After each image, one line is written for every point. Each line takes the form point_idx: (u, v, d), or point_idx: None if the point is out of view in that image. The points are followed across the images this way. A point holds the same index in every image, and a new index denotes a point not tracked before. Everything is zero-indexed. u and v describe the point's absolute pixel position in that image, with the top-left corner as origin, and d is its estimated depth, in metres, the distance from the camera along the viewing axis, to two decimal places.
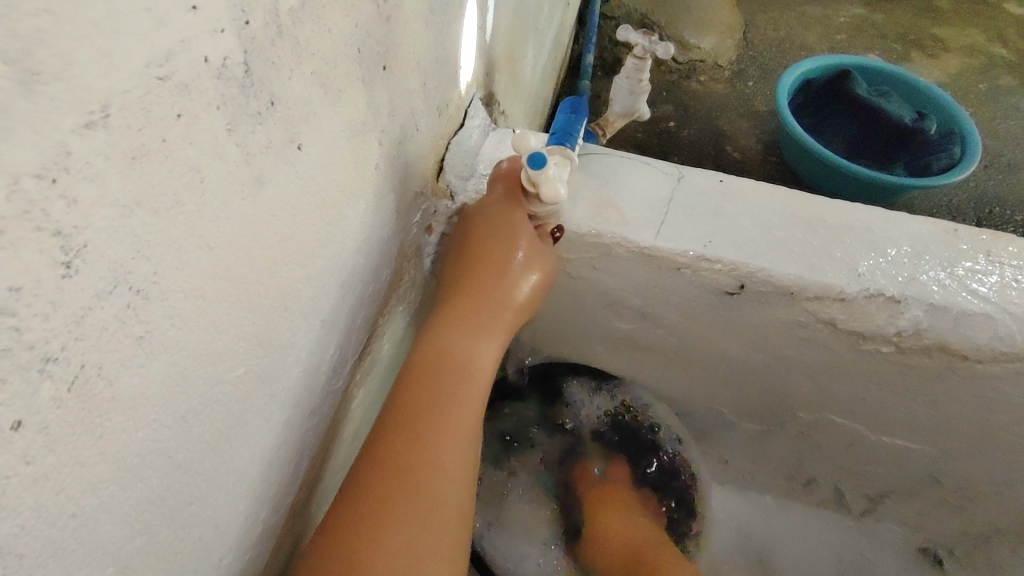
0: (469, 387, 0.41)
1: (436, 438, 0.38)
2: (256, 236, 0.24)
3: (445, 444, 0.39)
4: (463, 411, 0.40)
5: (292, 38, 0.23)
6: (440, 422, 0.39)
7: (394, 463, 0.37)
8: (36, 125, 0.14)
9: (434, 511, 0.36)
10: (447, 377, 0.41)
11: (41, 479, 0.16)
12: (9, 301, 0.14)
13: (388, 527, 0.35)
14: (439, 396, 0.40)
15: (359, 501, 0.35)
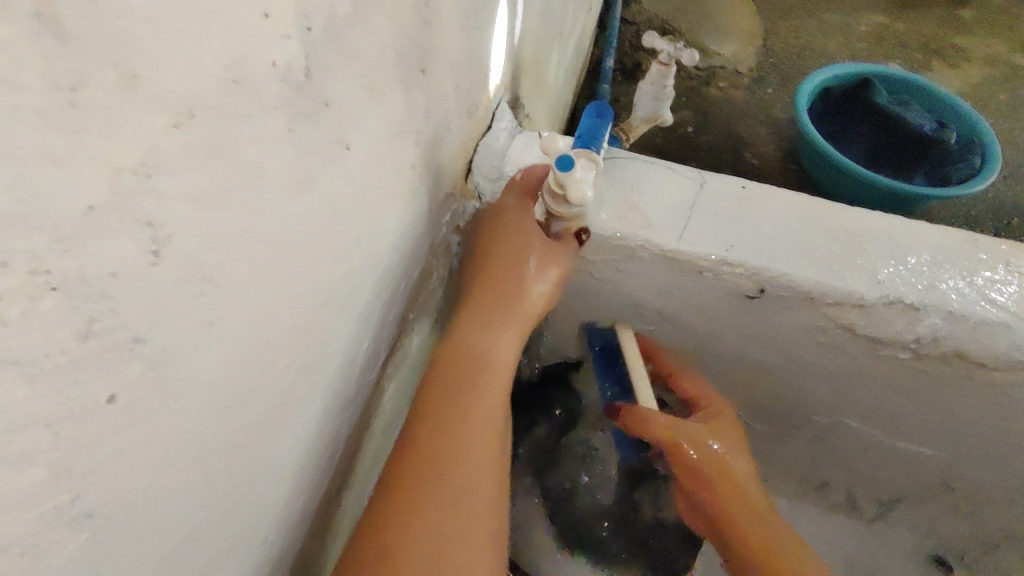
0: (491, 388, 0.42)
1: (460, 437, 0.39)
2: (308, 231, 0.25)
3: (472, 443, 0.39)
4: (487, 412, 0.41)
5: (345, 43, 0.25)
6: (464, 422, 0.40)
7: (424, 462, 0.38)
8: (135, 124, 0.15)
9: (462, 497, 0.37)
10: (468, 370, 0.42)
11: (124, 450, 0.18)
12: (109, 285, 0.16)
13: (419, 515, 0.36)
14: (461, 397, 0.41)
15: (390, 495, 0.37)
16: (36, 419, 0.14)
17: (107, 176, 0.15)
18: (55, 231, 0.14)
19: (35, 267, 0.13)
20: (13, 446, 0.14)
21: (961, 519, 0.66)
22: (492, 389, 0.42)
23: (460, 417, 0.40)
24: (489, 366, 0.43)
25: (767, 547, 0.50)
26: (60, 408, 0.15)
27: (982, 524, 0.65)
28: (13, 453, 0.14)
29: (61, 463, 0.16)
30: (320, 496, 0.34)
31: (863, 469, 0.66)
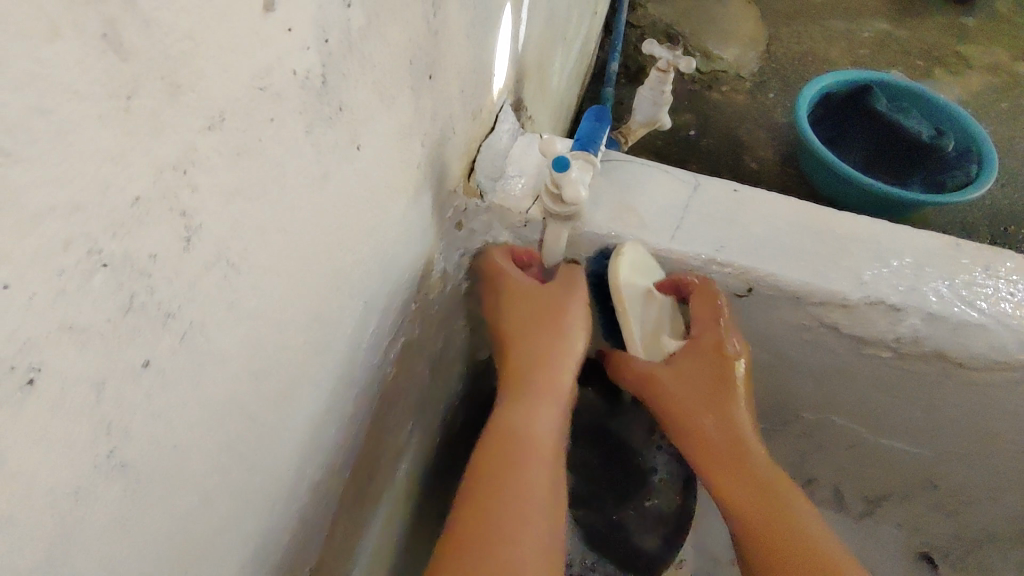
0: (533, 438, 0.47)
1: (508, 483, 0.44)
2: (320, 223, 0.28)
3: (526, 502, 0.43)
4: (534, 458, 0.46)
5: (358, 52, 0.27)
6: (511, 471, 0.44)
7: (479, 512, 0.42)
8: (176, 127, 0.18)
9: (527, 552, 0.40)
10: (520, 441, 0.46)
11: (156, 412, 0.20)
12: (149, 265, 0.18)
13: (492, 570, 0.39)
14: (504, 451, 0.45)
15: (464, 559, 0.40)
16: (85, 379, 0.17)
17: (151, 171, 0.17)
18: (107, 217, 0.16)
19: (90, 247, 0.16)
20: (66, 400, 0.16)
21: (945, 517, 0.68)
22: (535, 438, 0.47)
23: (506, 468, 0.44)
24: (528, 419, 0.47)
25: (759, 504, 0.48)
26: (106, 370, 0.17)
27: (965, 523, 0.67)
28: (66, 406, 0.16)
29: (103, 419, 0.18)
30: (327, 473, 0.37)
31: (851, 466, 0.68)
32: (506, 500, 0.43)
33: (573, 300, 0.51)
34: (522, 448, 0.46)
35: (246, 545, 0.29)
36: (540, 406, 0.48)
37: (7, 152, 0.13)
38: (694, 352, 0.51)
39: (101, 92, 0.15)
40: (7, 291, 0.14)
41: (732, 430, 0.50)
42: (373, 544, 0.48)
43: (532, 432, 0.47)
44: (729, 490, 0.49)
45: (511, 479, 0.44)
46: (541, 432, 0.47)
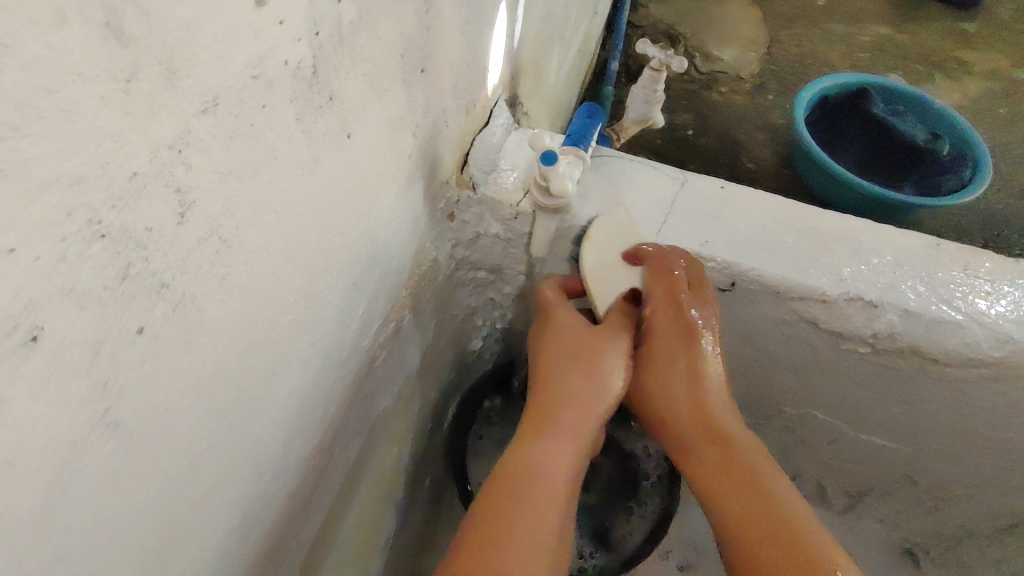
0: (553, 474, 0.47)
1: (521, 516, 0.44)
2: (310, 206, 0.29)
3: (529, 526, 0.44)
4: (548, 490, 0.46)
5: (350, 45, 0.28)
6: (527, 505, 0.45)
7: (486, 535, 0.43)
8: (172, 109, 0.19)
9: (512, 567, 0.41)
10: (532, 465, 0.47)
11: (149, 375, 0.21)
12: (144, 238, 0.19)
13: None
14: (527, 482, 0.46)
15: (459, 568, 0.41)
16: (83, 339, 0.18)
17: (147, 149, 0.19)
18: (106, 189, 0.17)
19: (90, 218, 0.17)
20: (66, 357, 0.18)
21: (925, 514, 0.69)
22: (556, 475, 0.47)
23: (521, 499, 0.45)
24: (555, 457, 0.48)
25: (732, 489, 0.48)
26: (103, 332, 0.19)
27: (945, 520, 0.68)
28: (66, 363, 0.18)
29: (100, 378, 0.19)
30: (316, 449, 0.38)
31: (833, 461, 0.69)
32: (514, 531, 0.43)
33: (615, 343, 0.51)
34: (543, 483, 0.46)
35: (234, 511, 0.30)
36: (566, 445, 0.48)
37: (15, 126, 0.15)
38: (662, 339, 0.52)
39: (102, 75, 0.16)
40: (14, 254, 0.15)
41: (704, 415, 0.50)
42: (360, 522, 0.49)
43: (554, 469, 0.47)
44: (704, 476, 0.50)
45: (523, 513, 0.44)
46: (561, 470, 0.47)
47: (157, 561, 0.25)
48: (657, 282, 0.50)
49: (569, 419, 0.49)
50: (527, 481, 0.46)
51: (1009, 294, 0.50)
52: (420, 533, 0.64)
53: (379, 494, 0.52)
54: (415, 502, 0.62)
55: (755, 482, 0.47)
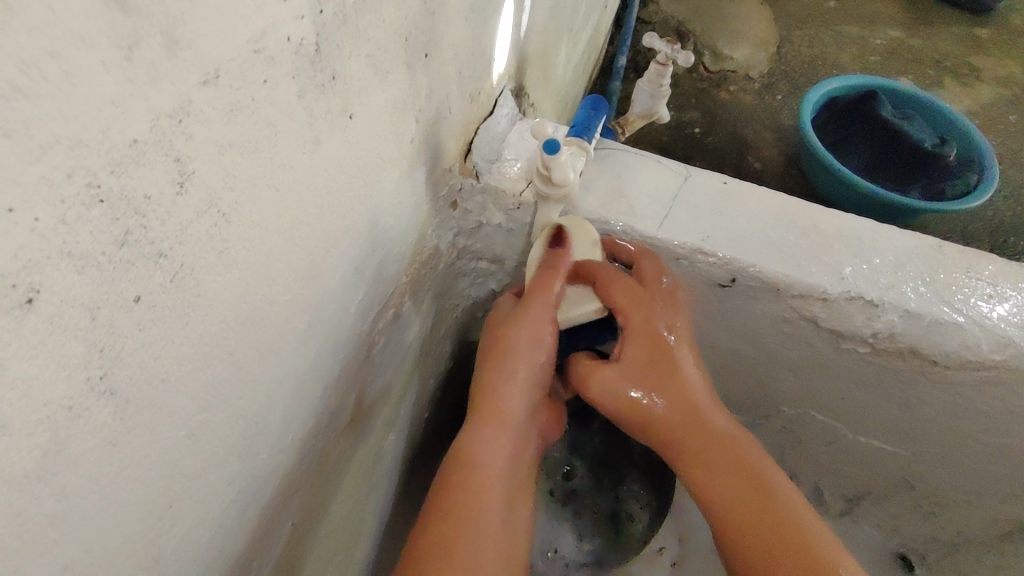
0: (484, 464, 0.48)
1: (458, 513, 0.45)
2: (310, 185, 0.29)
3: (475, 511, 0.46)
4: (479, 480, 0.47)
5: (353, 26, 0.28)
6: (457, 496, 0.46)
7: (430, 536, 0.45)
8: (173, 79, 0.19)
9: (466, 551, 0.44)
10: (479, 454, 0.49)
11: (146, 344, 0.22)
12: (143, 205, 0.20)
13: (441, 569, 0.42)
14: (461, 476, 0.48)
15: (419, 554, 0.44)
16: (81, 302, 0.18)
17: (148, 117, 0.19)
18: (106, 154, 0.18)
19: (89, 181, 0.17)
20: (64, 321, 0.18)
21: (922, 519, 0.69)
22: (487, 466, 0.48)
23: (457, 493, 0.47)
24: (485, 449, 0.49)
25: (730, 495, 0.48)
26: (99, 297, 0.19)
27: (941, 525, 0.68)
28: (64, 326, 0.18)
29: (97, 343, 0.20)
30: (312, 430, 0.38)
31: (830, 462, 0.69)
32: (451, 527, 0.45)
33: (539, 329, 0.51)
34: (472, 476, 0.48)
35: (229, 487, 0.31)
36: (499, 431, 0.50)
37: (17, 87, 0.15)
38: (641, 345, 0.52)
39: (104, 41, 0.17)
40: (12, 214, 0.16)
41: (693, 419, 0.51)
42: (354, 505, 0.49)
43: (486, 462, 0.49)
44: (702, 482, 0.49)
45: (466, 506, 0.46)
46: (493, 460, 0.49)
47: (150, 531, 0.26)
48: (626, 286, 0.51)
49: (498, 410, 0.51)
50: (460, 477, 0.48)
51: (1011, 298, 0.50)
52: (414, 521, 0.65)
53: (373, 479, 0.52)
54: (409, 490, 0.62)
55: (751, 483, 0.47)
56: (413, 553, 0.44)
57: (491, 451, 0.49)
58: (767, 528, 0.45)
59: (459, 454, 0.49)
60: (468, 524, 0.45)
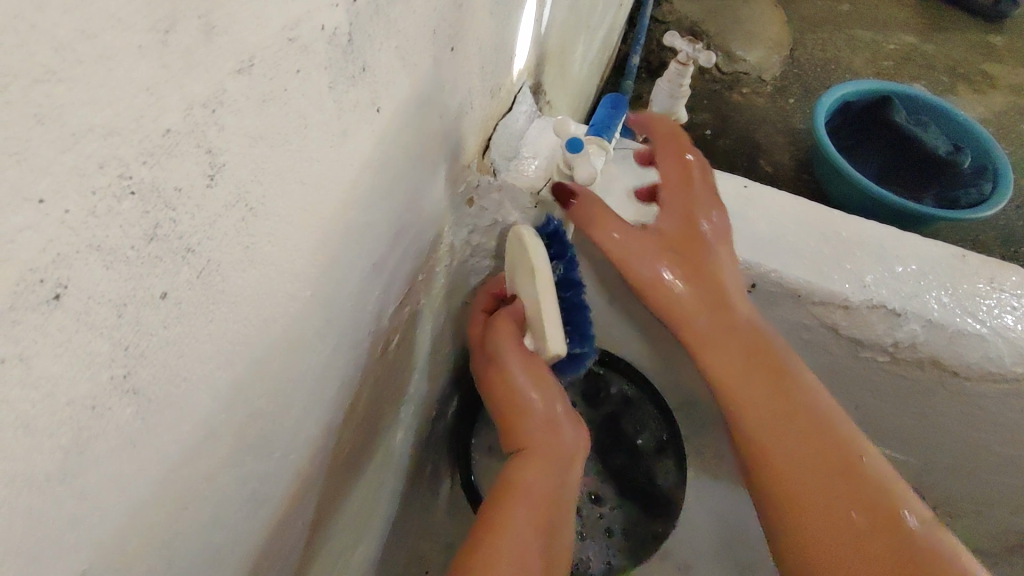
0: (536, 491, 0.49)
1: (506, 530, 0.46)
2: (336, 179, 0.28)
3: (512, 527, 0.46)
4: (529, 504, 0.48)
5: (385, 16, 0.28)
6: (510, 518, 0.46)
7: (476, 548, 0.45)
8: (207, 66, 0.18)
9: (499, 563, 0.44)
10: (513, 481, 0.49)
11: (171, 342, 0.21)
12: (174, 198, 0.19)
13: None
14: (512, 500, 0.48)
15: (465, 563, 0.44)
16: (108, 299, 0.18)
17: (181, 107, 0.18)
18: (139, 144, 0.17)
19: (121, 172, 0.17)
20: (91, 318, 0.17)
21: None
22: (536, 496, 0.49)
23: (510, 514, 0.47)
24: (533, 478, 0.49)
25: (823, 488, 0.44)
26: (126, 294, 0.18)
27: None
28: (90, 322, 0.17)
29: (122, 341, 0.19)
30: (326, 429, 0.38)
31: None
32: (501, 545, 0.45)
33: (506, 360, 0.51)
34: (524, 501, 0.48)
35: (244, 489, 0.30)
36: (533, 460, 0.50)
37: (52, 70, 0.14)
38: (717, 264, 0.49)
39: (141, 24, 0.16)
40: (43, 205, 0.15)
41: (778, 391, 0.48)
42: (364, 506, 0.49)
43: (536, 488, 0.49)
44: (786, 460, 0.46)
45: (503, 523, 0.46)
46: (543, 488, 0.49)
47: (167, 534, 0.25)
48: (681, 183, 0.50)
49: (540, 442, 0.52)
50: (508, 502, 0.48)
51: None
52: (419, 521, 0.64)
53: (383, 479, 0.51)
54: (417, 490, 0.61)
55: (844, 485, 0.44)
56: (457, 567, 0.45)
57: (539, 480, 0.49)
58: (847, 524, 0.42)
59: (507, 480, 0.50)
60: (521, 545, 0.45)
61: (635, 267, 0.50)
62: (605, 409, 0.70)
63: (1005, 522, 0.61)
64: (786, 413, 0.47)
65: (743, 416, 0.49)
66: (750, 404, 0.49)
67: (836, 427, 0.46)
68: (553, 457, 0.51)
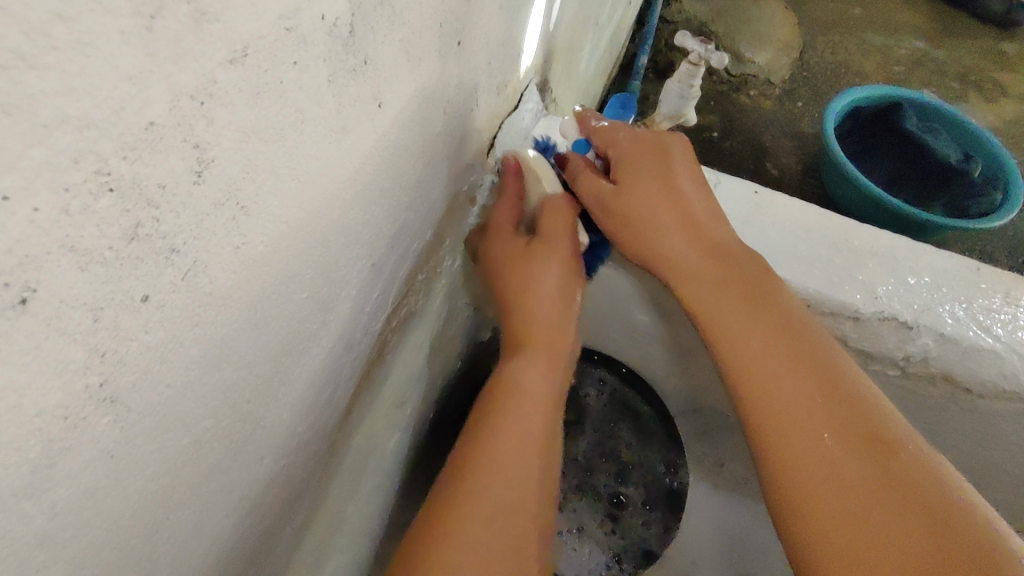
0: (534, 397, 0.46)
1: (498, 455, 0.43)
2: (335, 176, 0.27)
3: (501, 454, 0.43)
4: (527, 412, 0.45)
5: (390, 7, 0.26)
6: (490, 450, 0.43)
7: (461, 484, 0.42)
8: (196, 55, 0.17)
9: (486, 494, 0.41)
10: (504, 405, 0.46)
11: (153, 348, 0.20)
12: (157, 196, 0.17)
13: (466, 515, 0.40)
14: (505, 414, 0.45)
15: (448, 500, 0.41)
16: (83, 303, 0.16)
17: (167, 98, 0.17)
18: (119, 138, 0.16)
19: (98, 167, 0.15)
20: (64, 324, 0.16)
21: None
22: (535, 405, 0.46)
23: (500, 432, 0.44)
24: (533, 388, 0.47)
25: (843, 482, 0.39)
26: (101, 297, 0.17)
27: None
28: (62, 328, 0.16)
29: (98, 347, 0.17)
30: (319, 432, 0.36)
31: None
32: (488, 474, 0.42)
33: (550, 258, 0.48)
34: (516, 413, 0.45)
35: (230, 496, 0.29)
36: (536, 380, 0.47)
37: (21, 55, 0.13)
38: (700, 220, 0.48)
39: (124, 7, 0.14)
40: (8, 204, 0.13)
41: (816, 382, 0.42)
42: (357, 509, 0.48)
43: (535, 392, 0.47)
44: (803, 460, 0.40)
45: (488, 450, 0.43)
46: (542, 389, 0.47)
47: (146, 545, 0.23)
48: (646, 151, 0.49)
49: (543, 335, 0.49)
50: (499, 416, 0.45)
51: None
52: None
53: (377, 482, 0.50)
54: (414, 492, 0.60)
55: (866, 477, 0.38)
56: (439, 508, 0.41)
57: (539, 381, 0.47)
58: (853, 504, 0.38)
59: (506, 378, 0.47)
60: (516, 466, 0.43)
61: (664, 244, 0.47)
62: (639, 438, 0.70)
63: None
64: (806, 396, 0.42)
65: (764, 396, 0.43)
66: (765, 394, 0.43)
67: (870, 406, 0.41)
68: (554, 356, 0.49)
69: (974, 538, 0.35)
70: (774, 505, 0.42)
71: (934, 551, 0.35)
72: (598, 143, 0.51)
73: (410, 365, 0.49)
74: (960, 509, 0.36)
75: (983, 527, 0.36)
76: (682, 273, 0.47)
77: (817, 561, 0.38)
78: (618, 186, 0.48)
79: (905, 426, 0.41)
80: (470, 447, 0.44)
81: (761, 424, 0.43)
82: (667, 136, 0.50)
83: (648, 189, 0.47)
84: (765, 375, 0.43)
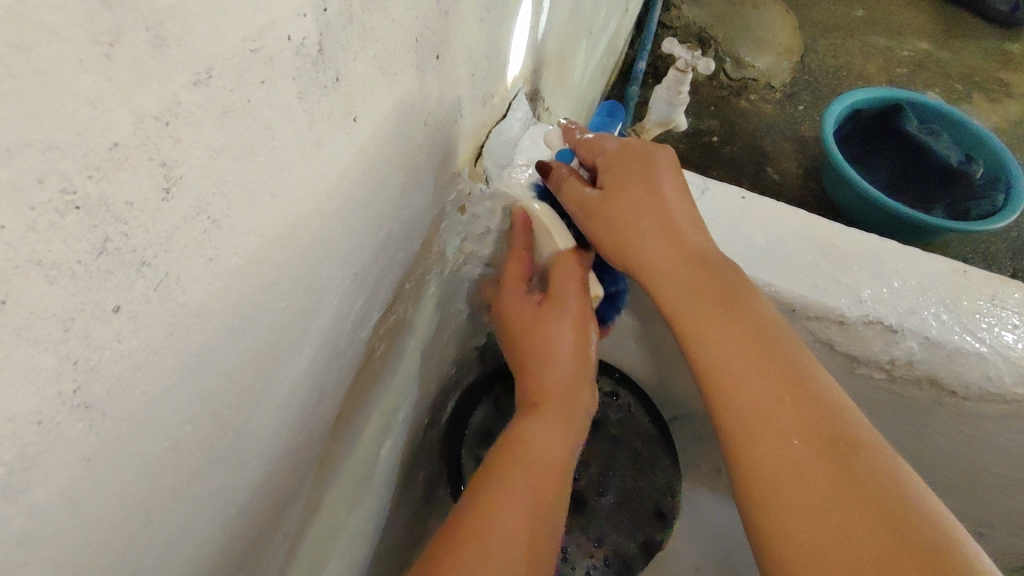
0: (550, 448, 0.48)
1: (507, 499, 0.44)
2: (310, 189, 0.28)
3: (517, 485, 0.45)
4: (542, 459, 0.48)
5: (360, 25, 0.27)
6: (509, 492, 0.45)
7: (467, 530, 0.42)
8: (158, 79, 0.18)
9: (494, 544, 0.42)
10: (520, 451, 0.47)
11: (127, 357, 0.21)
12: (125, 212, 0.19)
13: (476, 558, 0.41)
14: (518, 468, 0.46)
15: (462, 545, 0.42)
16: (53, 314, 0.17)
17: (131, 118, 0.18)
18: (83, 159, 0.17)
19: (64, 186, 0.16)
20: (34, 332, 0.17)
21: None
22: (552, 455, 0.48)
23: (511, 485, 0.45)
24: (543, 446, 0.48)
25: (809, 483, 0.39)
26: (73, 309, 0.18)
27: None
28: (32, 337, 0.17)
29: (70, 355, 0.18)
30: (305, 438, 0.37)
31: None
32: (499, 525, 0.43)
33: (562, 312, 0.50)
34: (528, 468, 0.47)
35: (212, 502, 0.30)
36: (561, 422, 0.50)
37: None
38: (682, 229, 0.48)
39: (82, 36, 0.15)
40: None
41: (781, 383, 0.42)
42: (350, 514, 0.48)
43: (548, 449, 0.48)
44: (770, 461, 0.41)
45: (504, 498, 0.44)
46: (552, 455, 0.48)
47: (126, 547, 0.24)
48: (634, 160, 0.49)
49: (557, 396, 0.50)
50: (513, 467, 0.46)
51: None
52: (411, 531, 0.63)
53: (369, 487, 0.51)
54: (410, 498, 0.61)
55: (826, 477, 0.39)
56: (452, 549, 0.41)
57: (552, 446, 0.49)
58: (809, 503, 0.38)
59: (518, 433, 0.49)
60: (518, 514, 0.44)
61: (641, 250, 0.48)
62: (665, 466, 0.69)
63: (1006, 544, 0.60)
64: (772, 395, 0.42)
65: (736, 398, 0.43)
66: (734, 395, 0.44)
67: (837, 411, 0.41)
68: (568, 419, 0.50)
69: (923, 535, 0.35)
70: (743, 506, 0.42)
71: (891, 550, 0.35)
72: (584, 154, 0.52)
73: (401, 369, 0.50)
74: (914, 508, 0.37)
75: (934, 527, 0.36)
76: (658, 280, 0.48)
77: (783, 561, 0.38)
78: (603, 190, 0.49)
79: (872, 430, 0.41)
80: (487, 494, 0.45)
81: (731, 426, 0.43)
82: (654, 146, 0.51)
83: (630, 198, 0.48)
84: (735, 375, 0.44)
